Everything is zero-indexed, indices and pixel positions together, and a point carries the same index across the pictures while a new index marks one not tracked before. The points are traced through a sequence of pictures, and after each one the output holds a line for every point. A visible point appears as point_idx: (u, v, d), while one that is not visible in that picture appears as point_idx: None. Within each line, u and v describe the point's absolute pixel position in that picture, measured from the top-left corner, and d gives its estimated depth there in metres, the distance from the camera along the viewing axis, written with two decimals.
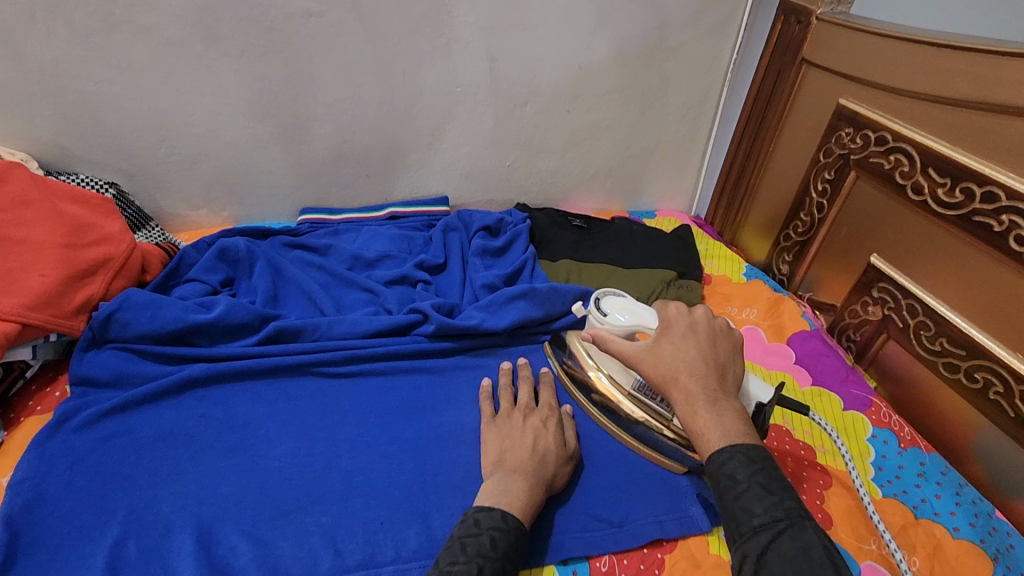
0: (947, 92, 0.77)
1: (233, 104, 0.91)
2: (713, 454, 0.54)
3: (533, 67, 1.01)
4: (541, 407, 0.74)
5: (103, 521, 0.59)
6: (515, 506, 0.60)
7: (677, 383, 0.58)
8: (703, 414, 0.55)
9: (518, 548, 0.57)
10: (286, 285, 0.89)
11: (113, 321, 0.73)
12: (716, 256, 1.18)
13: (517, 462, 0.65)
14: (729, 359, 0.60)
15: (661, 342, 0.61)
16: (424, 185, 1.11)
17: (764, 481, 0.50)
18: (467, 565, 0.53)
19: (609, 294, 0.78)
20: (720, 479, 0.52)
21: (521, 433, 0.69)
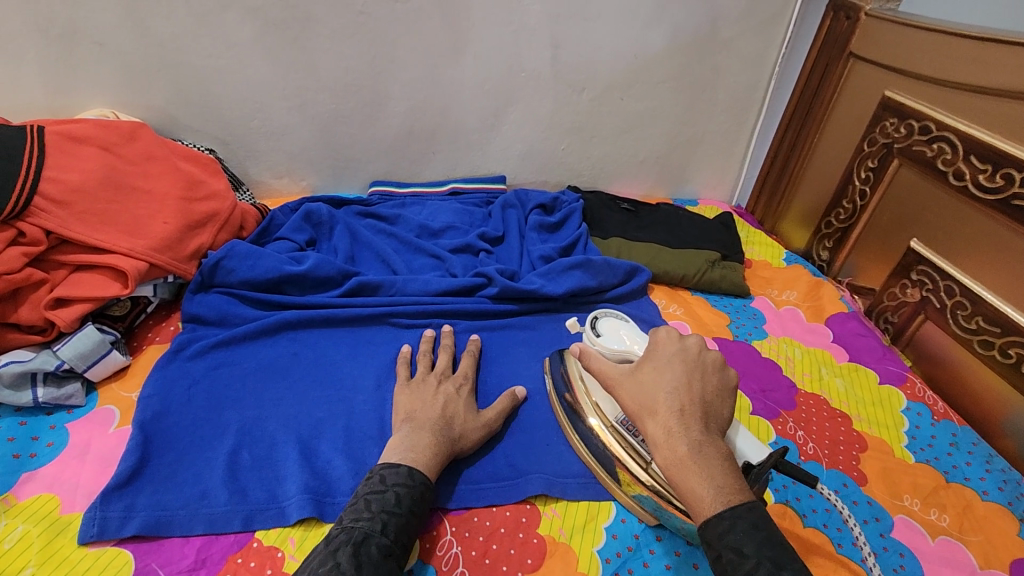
0: (990, 85, 0.82)
1: (321, 81, 1.00)
2: (711, 521, 0.49)
3: (592, 55, 1.08)
4: (457, 375, 0.76)
5: (219, 433, 0.68)
6: (420, 463, 0.61)
7: (655, 415, 0.56)
8: (690, 463, 0.52)
9: (424, 503, 0.59)
10: (362, 248, 0.98)
11: (220, 268, 0.83)
12: (757, 243, 1.23)
13: (424, 420, 0.66)
14: (718, 397, 0.57)
15: (645, 367, 0.60)
16: (483, 164, 1.18)
17: (773, 555, 0.46)
18: (371, 521, 0.55)
19: (609, 316, 0.74)
20: (723, 553, 0.48)
21: (432, 395, 0.71)
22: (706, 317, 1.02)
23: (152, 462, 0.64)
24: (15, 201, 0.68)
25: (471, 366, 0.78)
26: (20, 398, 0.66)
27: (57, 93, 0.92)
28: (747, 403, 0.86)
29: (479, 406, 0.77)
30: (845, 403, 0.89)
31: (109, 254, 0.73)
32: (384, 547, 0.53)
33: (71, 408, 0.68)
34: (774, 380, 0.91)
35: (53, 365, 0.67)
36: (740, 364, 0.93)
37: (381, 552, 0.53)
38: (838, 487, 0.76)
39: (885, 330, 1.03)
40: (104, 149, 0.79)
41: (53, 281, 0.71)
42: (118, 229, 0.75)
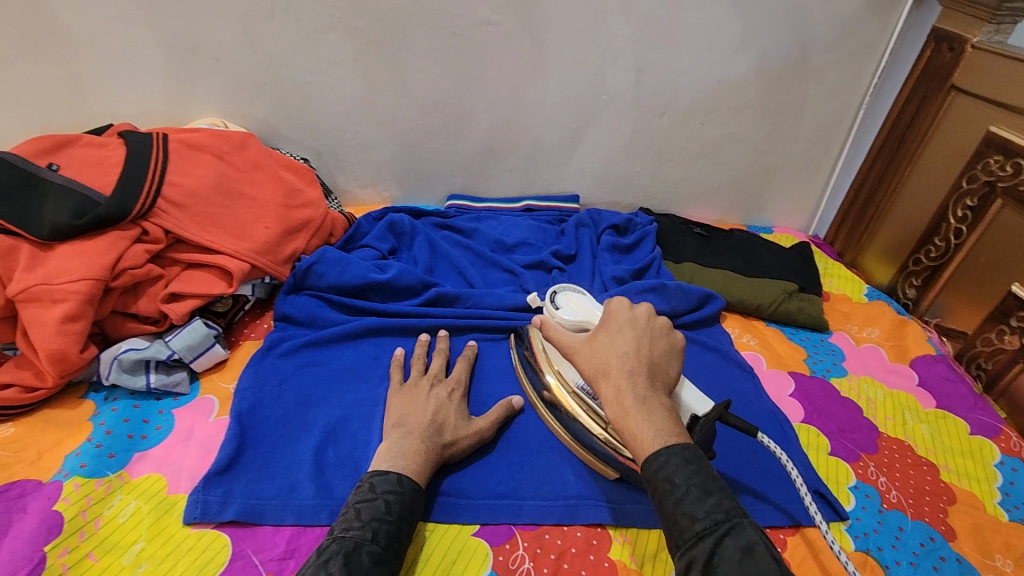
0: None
1: (411, 98, 1.04)
2: (650, 459, 0.53)
3: (675, 80, 1.08)
4: (450, 379, 0.77)
5: (305, 430, 0.72)
6: (410, 469, 0.62)
7: (607, 377, 0.59)
8: (634, 414, 0.55)
9: (413, 509, 0.59)
10: (439, 260, 1.01)
11: (312, 272, 0.87)
12: (836, 275, 1.19)
13: (415, 424, 0.67)
14: (665, 359, 0.62)
15: (599, 336, 0.64)
16: (558, 183, 1.20)
17: (701, 482, 0.50)
18: (362, 530, 0.55)
19: (567, 291, 0.81)
20: (658, 485, 0.51)
21: (424, 399, 0.72)
22: (782, 350, 0.99)
23: (247, 453, 0.68)
24: (143, 202, 0.75)
25: (465, 370, 0.79)
26: (135, 383, 0.71)
27: (176, 103, 1.00)
28: (825, 443, 0.84)
29: (471, 412, 0.77)
30: (933, 452, 0.84)
31: (217, 254, 0.79)
32: (376, 555, 0.53)
33: (176, 395, 0.74)
34: (854, 421, 0.88)
35: (165, 354, 0.73)
36: (818, 401, 0.90)
37: (373, 559, 0.53)
38: (924, 540, 0.73)
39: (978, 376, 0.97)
40: (218, 157, 0.85)
41: (168, 277, 0.77)
42: (226, 231, 0.81)
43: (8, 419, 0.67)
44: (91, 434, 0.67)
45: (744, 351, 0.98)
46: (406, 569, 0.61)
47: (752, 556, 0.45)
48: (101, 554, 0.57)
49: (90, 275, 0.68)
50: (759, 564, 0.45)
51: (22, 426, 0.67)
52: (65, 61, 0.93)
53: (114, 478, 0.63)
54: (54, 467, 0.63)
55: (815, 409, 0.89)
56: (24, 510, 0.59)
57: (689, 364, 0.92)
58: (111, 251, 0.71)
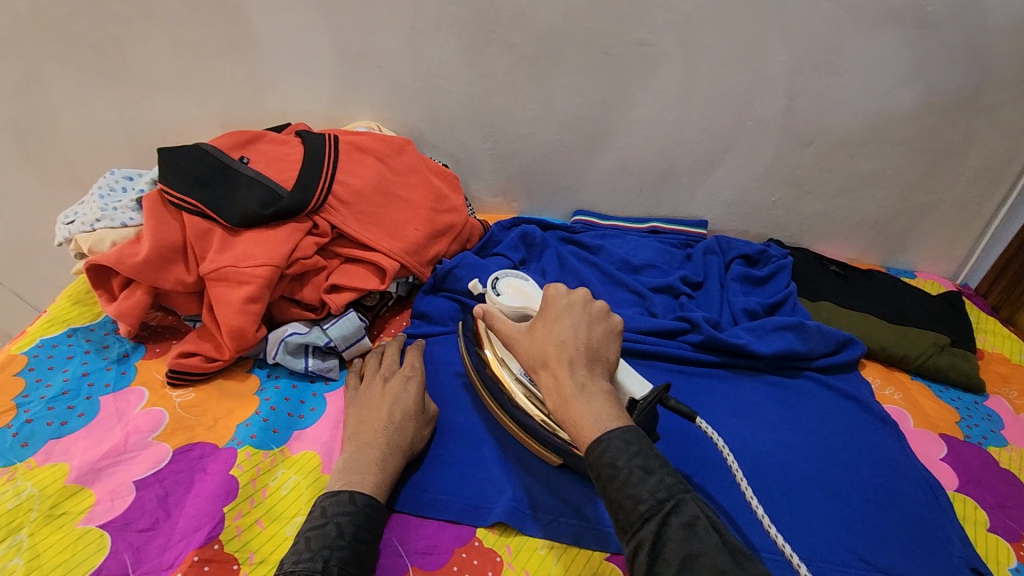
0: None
1: (553, 113, 1.07)
2: (594, 445, 0.53)
3: (829, 109, 1.03)
4: (403, 368, 0.75)
5: (456, 433, 0.75)
6: (365, 484, 0.61)
7: (547, 367, 0.60)
8: (574, 402, 0.56)
9: (370, 529, 0.58)
10: (567, 274, 1.02)
11: (451, 275, 0.90)
12: (991, 331, 1.08)
13: (371, 433, 0.66)
14: (603, 342, 0.63)
15: (537, 328, 0.64)
16: (687, 207, 1.18)
17: (643, 462, 0.51)
18: (312, 561, 0.53)
19: (508, 275, 0.80)
20: (601, 470, 0.52)
21: (379, 397, 0.71)
22: (931, 409, 0.91)
23: None
24: (318, 197, 0.81)
25: (417, 357, 0.77)
26: (295, 364, 0.77)
27: (339, 105, 1.08)
28: (984, 518, 0.76)
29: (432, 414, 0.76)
30: None
31: (373, 252, 0.84)
32: None
33: (328, 380, 0.79)
34: (1018, 498, 0.79)
35: (323, 341, 0.78)
36: (974, 470, 0.82)
37: None
38: None
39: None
40: (379, 160, 0.90)
41: (329, 269, 0.82)
42: (381, 230, 0.86)
43: (189, 383, 0.74)
44: (258, 408, 0.73)
45: (887, 405, 0.91)
46: None
47: (694, 531, 0.47)
48: (267, 522, 0.61)
49: (271, 262, 0.74)
50: (704, 543, 0.46)
51: (201, 392, 0.74)
52: (251, 62, 1.03)
53: (278, 452, 0.68)
54: (228, 434, 0.69)
55: (971, 478, 0.81)
56: (204, 470, 0.65)
57: (826, 411, 0.87)
58: (288, 241, 0.77)
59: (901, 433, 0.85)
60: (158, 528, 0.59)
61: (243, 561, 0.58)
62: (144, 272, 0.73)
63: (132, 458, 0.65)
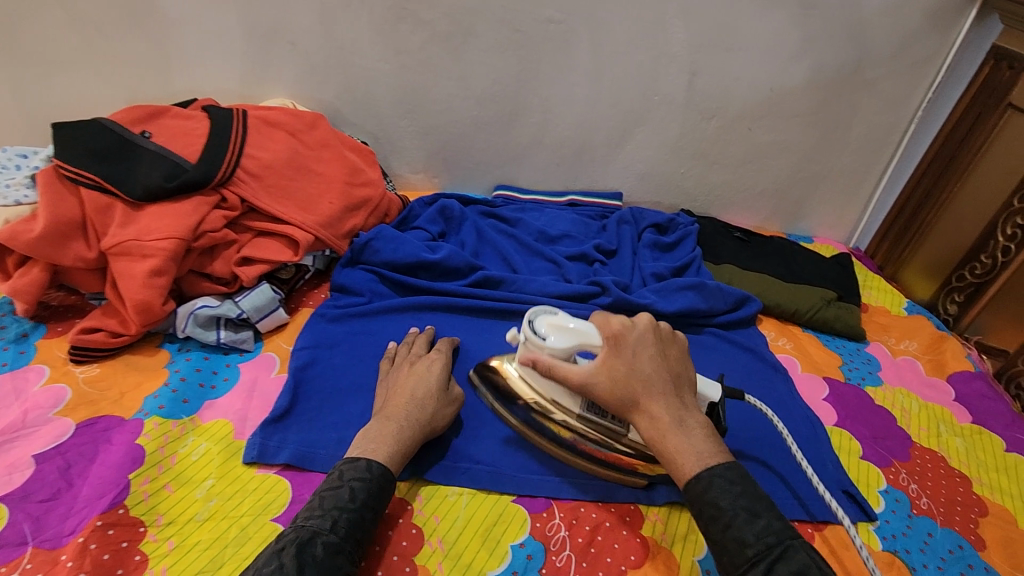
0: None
1: (469, 90, 1.10)
2: (693, 482, 0.57)
3: (727, 85, 1.10)
4: (431, 352, 0.77)
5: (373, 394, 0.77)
6: (379, 454, 0.62)
7: (639, 406, 0.61)
8: (672, 435, 0.59)
9: (382, 494, 0.59)
10: (485, 246, 1.06)
11: (368, 247, 0.93)
12: (875, 287, 1.19)
13: (393, 409, 0.68)
14: (677, 364, 0.65)
15: (613, 362, 0.63)
16: (603, 180, 1.24)
17: (748, 505, 0.55)
18: (321, 518, 0.55)
19: (541, 312, 0.71)
20: (704, 508, 0.56)
21: (406, 377, 0.73)
22: (817, 356, 1.00)
23: (300, 405, 0.74)
24: (224, 170, 0.81)
25: (446, 345, 0.80)
26: (206, 337, 0.77)
27: (250, 82, 1.07)
28: (856, 448, 0.85)
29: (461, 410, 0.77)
30: (966, 465, 0.85)
31: (286, 225, 0.85)
32: (332, 545, 0.53)
33: (242, 351, 0.79)
34: (887, 429, 0.89)
35: (235, 313, 0.78)
36: (851, 407, 0.91)
37: (328, 549, 0.53)
38: (951, 548, 0.73)
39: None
40: (291, 134, 0.91)
41: (241, 242, 0.82)
42: (295, 204, 0.87)
43: (94, 359, 0.74)
44: (167, 380, 0.73)
45: (779, 355, 0.99)
46: (448, 529, 0.64)
47: None
48: (176, 486, 0.62)
49: (176, 235, 0.74)
50: None
51: (106, 368, 0.73)
52: (155, 37, 1.01)
53: (187, 421, 0.69)
54: (135, 406, 0.69)
55: (848, 414, 0.90)
56: (109, 441, 0.65)
57: (724, 361, 0.94)
58: (194, 214, 0.77)
59: (789, 377, 0.94)
60: (60, 498, 0.59)
61: (151, 523, 0.59)
62: (40, 248, 0.72)
63: (31, 433, 0.64)
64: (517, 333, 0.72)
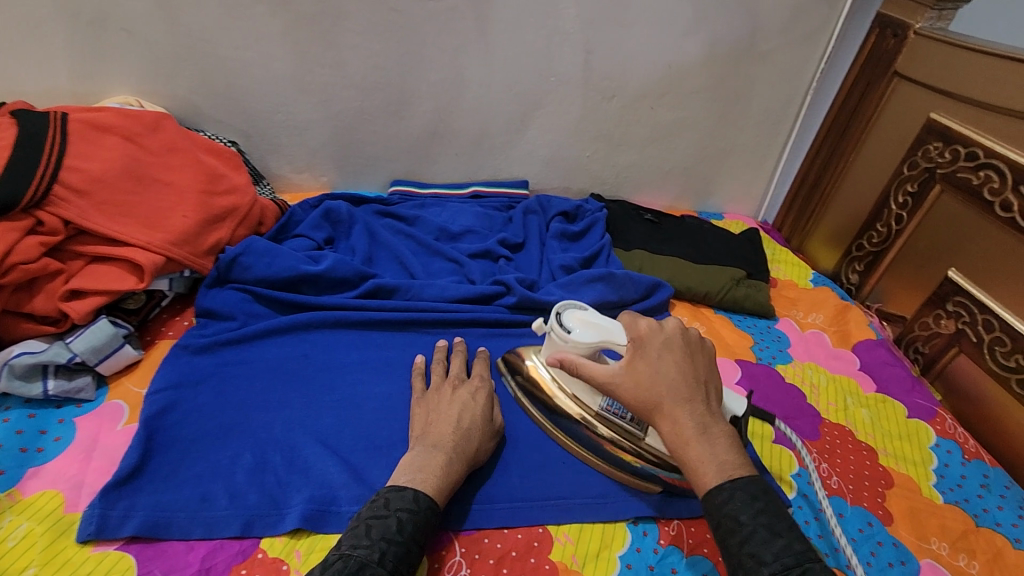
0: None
1: (347, 77, 0.99)
2: (713, 492, 0.53)
3: (624, 63, 1.05)
4: (472, 378, 0.73)
5: (246, 435, 0.68)
6: (428, 486, 0.58)
7: (662, 411, 0.57)
8: (695, 443, 0.56)
9: (426, 532, 0.55)
10: (379, 249, 0.97)
11: (236, 264, 0.82)
12: (783, 261, 1.20)
13: (439, 438, 0.63)
14: (705, 374, 0.61)
15: (637, 362, 0.60)
16: (506, 168, 1.17)
17: (768, 522, 0.51)
18: (369, 549, 0.51)
19: (570, 307, 0.71)
20: (722, 521, 0.52)
21: (447, 404, 0.68)
22: (730, 338, 0.99)
23: (154, 460, 0.63)
24: (35, 188, 0.68)
25: (486, 368, 0.76)
26: (30, 391, 0.65)
27: (85, 79, 0.93)
28: (769, 432, 0.84)
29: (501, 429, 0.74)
30: (872, 437, 0.85)
31: (126, 247, 0.73)
32: None
33: (80, 402, 0.68)
34: (798, 408, 0.88)
35: (65, 358, 0.66)
36: (764, 389, 0.90)
37: None
38: (861, 527, 0.73)
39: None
40: (127, 138, 0.79)
41: (69, 272, 0.70)
42: (138, 221, 0.75)
43: None
44: None
45: None
46: None
47: None
48: None
49: None
50: None
51: None
52: None
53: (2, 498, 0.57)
54: None
55: (761, 397, 0.89)
56: None
57: None
58: None
59: None
60: None
61: None
62: None
63: None
64: (545, 325, 0.72)
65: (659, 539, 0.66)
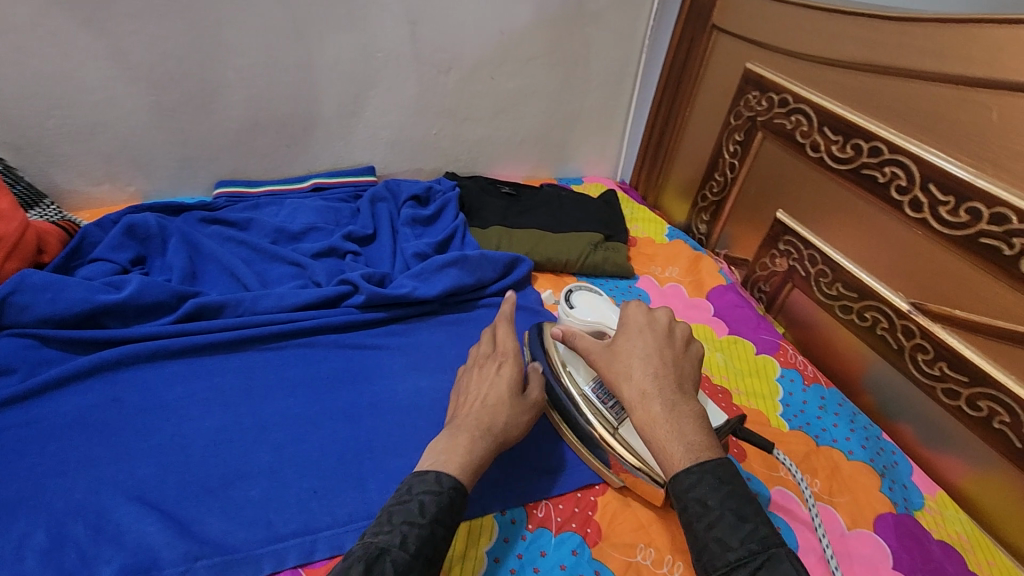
0: (860, 62, 0.80)
1: (134, 69, 0.86)
2: (679, 476, 0.50)
3: (453, 31, 1.00)
4: (502, 351, 0.67)
5: (39, 508, 0.57)
6: (449, 465, 0.54)
7: (630, 380, 0.57)
8: (662, 419, 0.53)
9: (453, 514, 0.51)
10: (204, 262, 0.86)
11: (8, 304, 0.69)
12: (641, 219, 1.22)
13: (465, 420, 0.60)
14: (688, 365, 0.59)
15: (619, 342, 0.60)
16: (348, 154, 1.08)
17: (736, 507, 0.47)
18: (391, 534, 0.47)
19: (581, 289, 0.79)
20: (688, 506, 0.49)
21: (478, 384, 0.65)
22: None
23: None
24: None
25: None
26: None
27: None
28: None
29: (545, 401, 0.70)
30: (726, 378, 0.90)
31: None
32: (402, 565, 0.46)
33: None
34: None
35: None
36: None
37: (398, 568, 0.45)
38: None
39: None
40: None
41: None
42: None
43: None
44: None
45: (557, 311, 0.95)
46: None
47: None
48: None
49: None
50: None
51: None
52: None
53: None
54: None
55: None
56: None
57: None
58: None
59: None
60: None
61: None
62: None
63: None
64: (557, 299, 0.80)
65: (527, 525, 0.65)
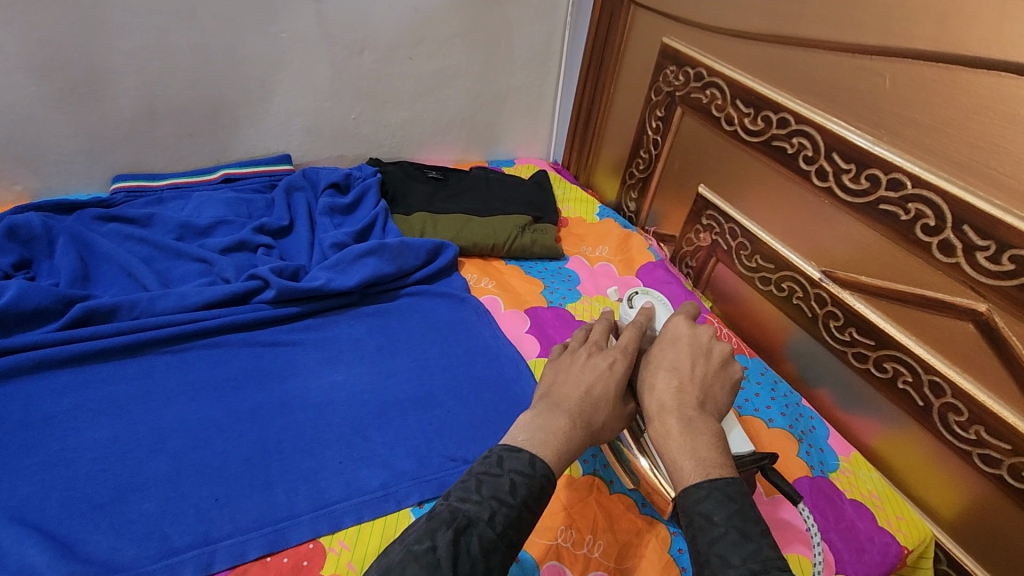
0: (764, 34, 0.80)
1: (4, 57, 0.79)
2: (690, 490, 0.48)
3: (364, 10, 0.96)
4: (616, 346, 0.59)
5: None
6: (548, 452, 0.49)
7: (652, 391, 0.56)
8: (676, 434, 0.51)
9: (541, 502, 0.47)
10: (99, 262, 0.81)
11: None
12: (572, 199, 1.21)
13: (565, 398, 0.54)
14: (717, 385, 0.58)
15: (661, 349, 0.60)
16: (261, 142, 1.03)
17: (741, 525, 0.44)
18: (479, 506, 0.44)
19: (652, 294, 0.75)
20: (693, 519, 0.46)
21: (580, 367, 0.57)
22: (519, 287, 0.96)
23: None
24: None
25: (633, 338, 0.60)
26: None
27: None
28: None
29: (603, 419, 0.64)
30: None
31: None
32: (488, 542, 0.43)
33: None
34: None
35: None
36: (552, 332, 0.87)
37: (484, 545, 0.42)
38: None
39: (978, 441, 0.66)
40: None
41: None
42: None
43: None
44: None
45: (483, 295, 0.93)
46: None
47: None
48: None
49: None
50: None
51: None
52: None
53: None
54: None
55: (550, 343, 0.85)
56: None
57: (422, 323, 0.85)
58: None
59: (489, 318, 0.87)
60: None
61: None
62: None
63: None
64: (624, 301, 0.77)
65: None
